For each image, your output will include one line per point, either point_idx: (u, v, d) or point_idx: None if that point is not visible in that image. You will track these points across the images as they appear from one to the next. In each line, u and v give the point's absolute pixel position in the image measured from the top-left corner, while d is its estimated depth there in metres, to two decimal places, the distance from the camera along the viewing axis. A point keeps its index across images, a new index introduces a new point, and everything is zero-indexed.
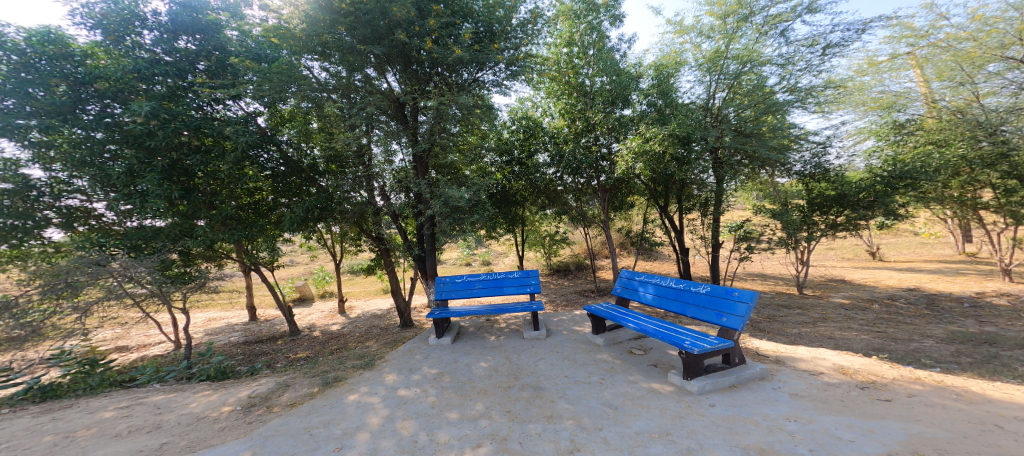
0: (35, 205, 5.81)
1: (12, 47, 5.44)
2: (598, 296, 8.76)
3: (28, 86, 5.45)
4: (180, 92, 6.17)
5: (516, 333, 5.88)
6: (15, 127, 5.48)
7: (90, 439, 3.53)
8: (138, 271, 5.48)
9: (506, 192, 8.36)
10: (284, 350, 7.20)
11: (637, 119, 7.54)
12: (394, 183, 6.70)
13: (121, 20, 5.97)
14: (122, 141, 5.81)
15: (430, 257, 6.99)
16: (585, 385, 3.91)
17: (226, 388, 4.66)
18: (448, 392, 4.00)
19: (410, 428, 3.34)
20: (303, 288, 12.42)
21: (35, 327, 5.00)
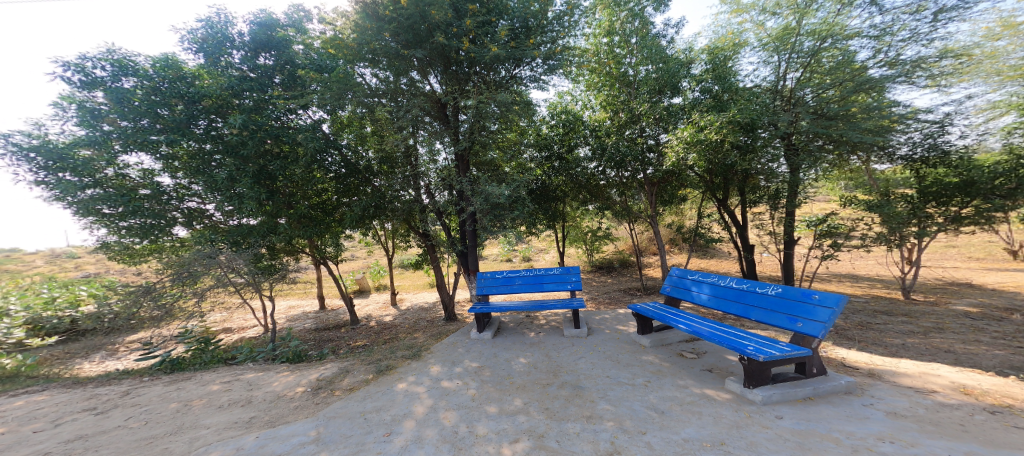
0: (166, 207, 6.85)
1: (143, 73, 6.48)
2: (645, 295, 8.41)
3: (157, 107, 6.38)
4: (265, 105, 6.83)
5: (556, 330, 5.85)
6: (150, 142, 6.46)
7: (198, 408, 4.08)
8: (239, 263, 6.18)
9: (547, 188, 8.38)
10: (347, 338, 7.79)
11: (688, 108, 7.11)
12: (439, 181, 7.05)
13: (216, 42, 6.76)
14: (224, 151, 6.62)
15: (471, 253, 7.16)
16: (628, 387, 3.78)
17: (301, 370, 5.15)
18: (488, 386, 4.09)
19: (451, 419, 3.46)
20: (363, 281, 13.34)
21: (167, 308, 5.87)
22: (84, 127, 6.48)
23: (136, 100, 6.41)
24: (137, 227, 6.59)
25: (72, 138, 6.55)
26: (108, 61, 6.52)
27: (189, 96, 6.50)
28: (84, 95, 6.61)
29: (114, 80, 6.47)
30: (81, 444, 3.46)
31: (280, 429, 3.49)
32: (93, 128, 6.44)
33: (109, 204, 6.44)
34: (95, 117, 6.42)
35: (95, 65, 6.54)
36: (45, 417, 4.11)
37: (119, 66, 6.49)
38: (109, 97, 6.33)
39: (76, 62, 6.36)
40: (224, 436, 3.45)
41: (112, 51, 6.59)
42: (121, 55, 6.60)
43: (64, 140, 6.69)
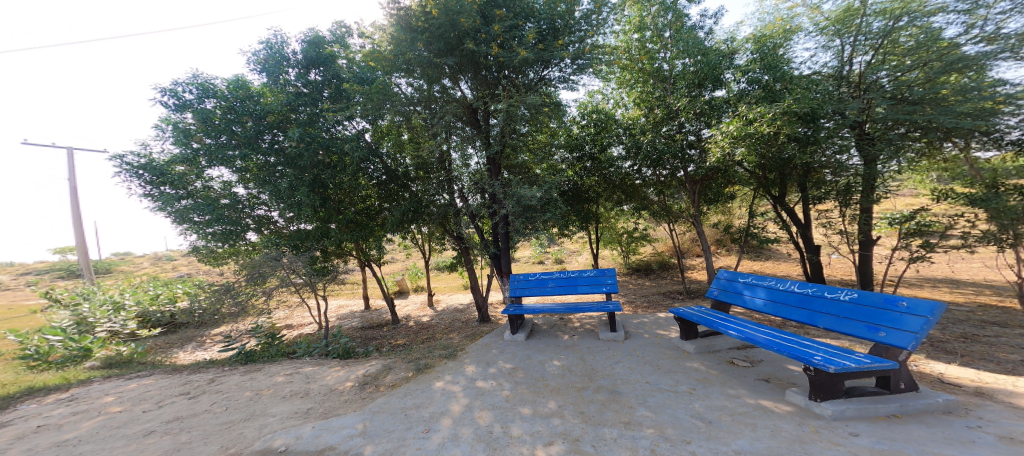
0: (241, 214, 7.49)
1: (220, 94, 7.21)
2: (688, 299, 8.03)
3: (232, 124, 7.12)
4: (316, 117, 7.25)
5: (592, 334, 5.74)
6: (227, 157, 7.19)
7: (266, 397, 4.44)
8: (298, 264, 6.62)
9: (581, 189, 8.28)
10: (389, 336, 8.10)
11: (732, 101, 6.72)
12: (471, 185, 7.12)
13: (275, 62, 7.31)
14: (285, 163, 7.14)
15: (505, 255, 7.21)
16: (670, 394, 3.64)
17: (350, 365, 5.45)
18: (523, 388, 4.10)
19: (486, 419, 3.51)
20: (401, 282, 13.89)
21: (243, 305, 6.35)
22: (179, 145, 7.30)
23: (215, 119, 7.19)
24: (221, 233, 7.27)
25: (170, 156, 7.50)
26: (194, 85, 7.31)
27: (256, 113, 7.17)
28: (179, 117, 7.50)
29: (198, 101, 7.24)
30: (175, 425, 3.91)
31: (332, 420, 3.70)
32: (185, 146, 7.22)
33: (199, 213, 7.18)
34: (186, 136, 7.25)
35: (184, 89, 7.34)
36: (151, 398, 4.71)
37: (201, 89, 7.24)
38: (198, 118, 7.10)
39: (171, 88, 7.17)
40: (288, 423, 3.73)
41: (197, 76, 7.36)
42: (203, 79, 7.36)
43: (165, 157, 7.64)
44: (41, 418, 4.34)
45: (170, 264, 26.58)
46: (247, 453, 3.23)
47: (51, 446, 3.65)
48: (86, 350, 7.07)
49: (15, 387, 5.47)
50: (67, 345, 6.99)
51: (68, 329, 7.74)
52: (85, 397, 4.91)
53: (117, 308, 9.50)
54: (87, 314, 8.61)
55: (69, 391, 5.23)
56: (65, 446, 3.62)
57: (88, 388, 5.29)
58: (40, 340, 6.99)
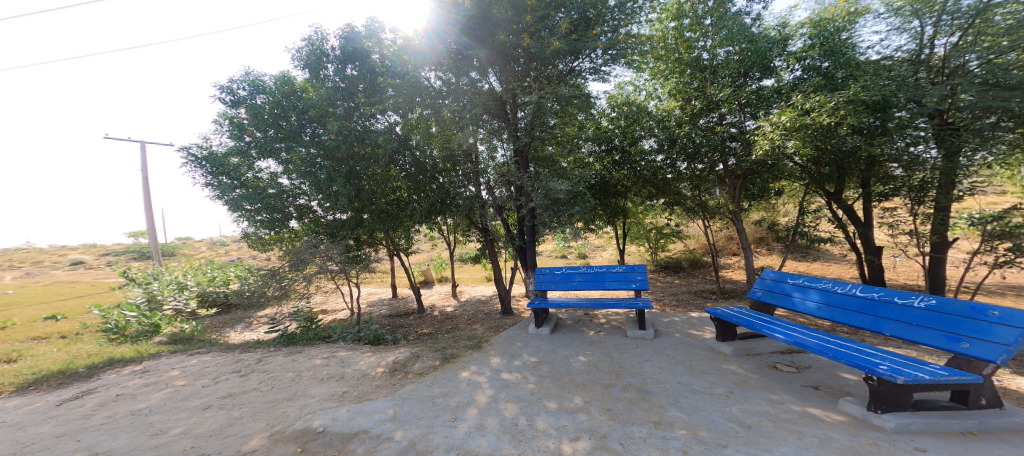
0: (285, 203, 7.86)
1: (269, 90, 7.65)
2: (722, 300, 7.75)
3: (279, 119, 7.55)
4: (353, 111, 7.42)
5: (619, 330, 5.67)
6: (275, 149, 7.64)
7: (306, 379, 4.66)
8: (333, 251, 6.88)
9: (610, 183, 8.17)
10: (415, 325, 8.29)
11: (784, 90, 6.23)
12: (497, 178, 7.11)
13: (316, 58, 7.49)
14: (324, 155, 7.42)
15: (530, 249, 7.24)
16: (704, 396, 3.55)
17: (381, 352, 5.62)
18: (548, 382, 4.10)
19: (511, 411, 3.56)
20: (427, 273, 14.11)
21: (286, 290, 6.65)
22: (237, 139, 7.88)
23: (265, 114, 7.62)
24: (267, 221, 7.81)
25: (227, 148, 8.06)
26: (246, 82, 7.78)
27: (299, 108, 7.52)
28: (234, 112, 8.01)
29: (250, 97, 7.72)
30: (230, 401, 4.19)
31: (365, 404, 3.84)
32: (242, 139, 7.89)
33: (250, 202, 7.66)
34: (241, 130, 7.85)
35: (238, 86, 7.79)
36: (208, 374, 5.07)
37: (251, 84, 7.80)
38: (251, 112, 7.61)
39: (228, 85, 7.64)
40: (325, 405, 3.91)
41: (249, 74, 7.80)
42: (254, 76, 7.84)
43: (224, 149, 8.21)
44: (119, 387, 4.80)
45: (222, 250, 28.42)
46: (290, 432, 3.42)
47: (127, 415, 4.02)
48: (155, 326, 7.70)
49: (97, 358, 6.07)
50: (140, 321, 7.71)
51: (142, 306, 8.52)
52: (155, 370, 5.37)
53: (180, 288, 10.30)
54: (156, 292, 9.42)
55: (142, 363, 5.74)
56: (138, 415, 3.98)
57: (157, 362, 5.77)
58: (118, 315, 7.70)
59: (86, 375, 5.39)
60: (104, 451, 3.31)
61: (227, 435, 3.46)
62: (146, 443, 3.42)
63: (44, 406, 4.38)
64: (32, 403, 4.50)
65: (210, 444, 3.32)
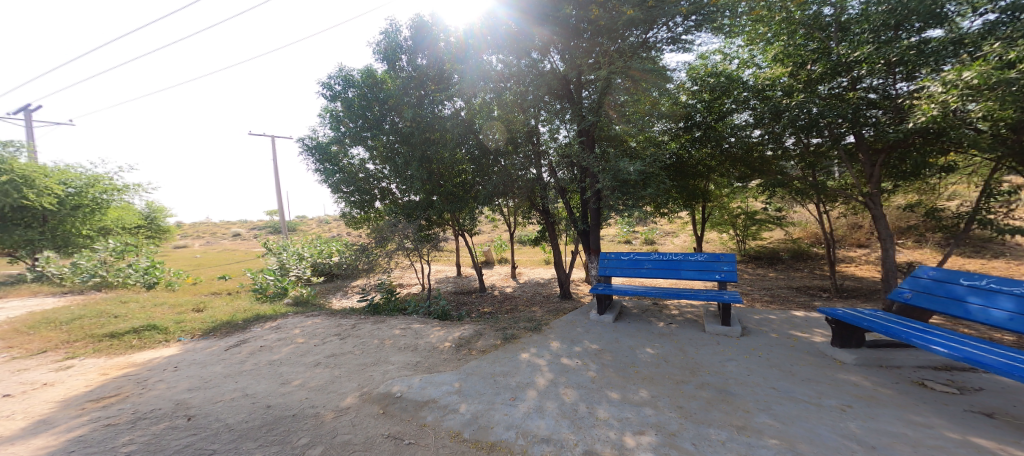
0: (371, 184, 8.58)
1: (357, 84, 8.17)
2: (828, 299, 6.83)
3: (363, 110, 8.09)
4: (424, 98, 7.73)
5: (694, 324, 5.31)
6: (362, 137, 8.27)
7: (388, 346, 5.10)
8: (409, 230, 7.33)
9: (687, 161, 7.65)
10: (477, 303, 8.62)
11: (969, 39, 4.75)
12: (559, 158, 6.88)
13: (392, 50, 7.88)
14: (400, 140, 7.87)
15: (594, 232, 6.99)
16: (808, 406, 3.17)
17: (449, 327, 5.92)
18: (610, 371, 4.00)
19: (571, 396, 3.55)
20: (488, 253, 14.55)
21: (373, 263, 7.19)
22: (334, 129, 8.73)
23: (354, 106, 8.23)
24: (355, 201, 8.79)
25: (329, 137, 8.95)
26: (340, 77, 8.46)
27: (381, 99, 7.92)
28: (333, 105, 8.80)
29: (344, 90, 8.38)
30: (333, 359, 4.77)
31: (435, 376, 4.07)
32: (338, 129, 8.64)
33: (346, 185, 8.57)
34: (337, 121, 8.57)
35: (335, 81, 8.50)
36: (318, 333, 5.83)
37: (343, 78, 8.48)
38: (344, 105, 8.30)
39: (326, 81, 8.36)
40: (402, 372, 4.24)
41: (343, 70, 8.47)
42: (346, 71, 8.49)
43: (327, 139, 9.14)
44: (264, 339, 5.75)
45: (326, 228, 32.39)
46: (375, 394, 3.78)
47: (267, 363, 4.82)
48: (284, 289, 9.04)
49: (251, 313, 7.36)
50: (275, 283, 9.08)
51: (277, 271, 10.16)
52: (287, 326, 6.31)
53: (300, 258, 11.94)
54: (285, 261, 11.14)
55: (277, 320, 6.79)
56: (272, 365, 4.74)
57: (286, 320, 6.75)
58: (263, 277, 9.28)
59: (240, 326, 6.61)
60: (251, 393, 4.00)
61: (330, 391, 3.92)
62: (277, 390, 4.04)
63: (218, 350, 5.49)
64: (211, 346, 5.68)
65: (318, 397, 3.81)
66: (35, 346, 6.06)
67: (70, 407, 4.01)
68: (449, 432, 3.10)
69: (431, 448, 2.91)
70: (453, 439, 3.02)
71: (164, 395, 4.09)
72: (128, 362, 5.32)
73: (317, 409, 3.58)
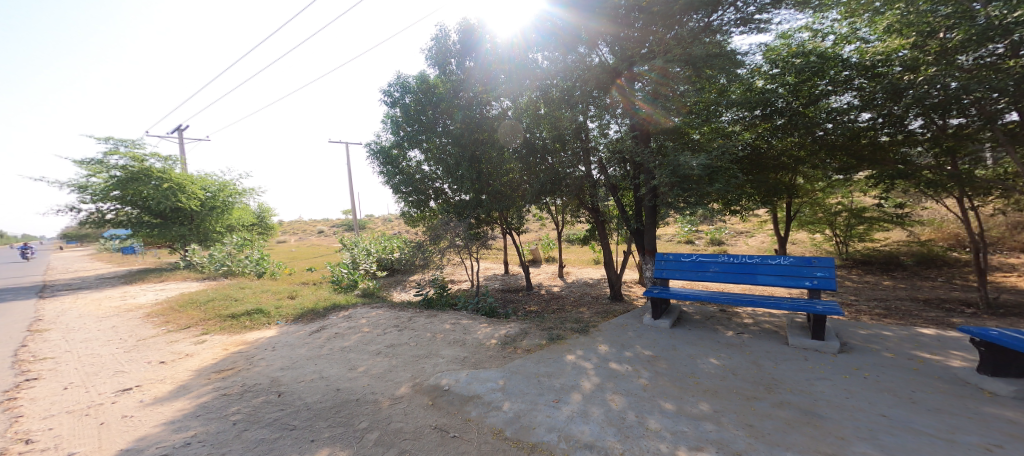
0: (427, 184, 8.96)
1: (413, 90, 8.60)
2: (941, 315, 5.80)
3: (418, 114, 8.54)
4: (472, 100, 7.99)
5: (773, 336, 4.80)
6: (417, 140, 8.70)
7: (438, 340, 5.29)
8: (459, 228, 7.54)
9: (764, 153, 6.92)
10: (523, 302, 8.64)
11: None
12: (609, 155, 6.62)
13: (443, 55, 8.23)
14: (450, 142, 8.14)
15: (649, 231, 6.75)
16: (936, 441, 2.62)
17: (495, 324, 5.98)
18: (665, 380, 3.75)
19: (619, 403, 3.39)
20: (535, 252, 14.59)
21: (426, 261, 7.54)
22: (395, 134, 9.22)
23: (411, 111, 8.65)
24: (411, 201, 9.38)
25: (390, 141, 9.47)
26: (398, 84, 8.97)
27: (435, 103, 8.34)
28: (393, 111, 9.37)
29: (401, 96, 8.85)
30: (392, 349, 5.06)
31: (480, 372, 4.12)
32: (398, 134, 9.15)
33: (405, 186, 9.13)
34: (397, 125, 9.05)
35: (394, 89, 9.04)
36: (380, 324, 6.23)
37: (401, 85, 8.96)
38: (402, 111, 8.75)
39: (386, 89, 8.91)
40: (450, 366, 4.35)
41: (400, 78, 9.00)
42: (403, 78, 8.98)
43: (388, 143, 9.75)
44: (337, 326, 6.31)
45: (392, 226, 34.66)
46: (425, 386, 3.93)
47: (340, 349, 5.25)
48: (354, 281, 9.86)
49: (328, 301, 8.14)
50: (348, 275, 9.97)
51: (350, 265, 11.15)
52: (357, 315, 6.88)
53: (368, 253, 12.95)
54: (356, 256, 12.18)
55: (347, 310, 7.43)
56: (341, 351, 5.17)
57: (355, 310, 7.34)
58: (338, 270, 10.23)
59: (320, 314, 7.31)
60: (324, 376, 4.38)
61: (387, 380, 4.16)
62: (345, 375, 4.38)
63: (304, 334, 6.13)
64: (298, 330, 6.37)
65: (378, 384, 4.06)
66: (176, 322, 7.40)
67: (198, 377, 4.75)
68: (491, 429, 3.12)
69: (473, 443, 2.94)
70: (495, 436, 3.03)
71: (263, 371, 4.68)
72: (244, 339, 6.16)
73: (374, 396, 3.81)
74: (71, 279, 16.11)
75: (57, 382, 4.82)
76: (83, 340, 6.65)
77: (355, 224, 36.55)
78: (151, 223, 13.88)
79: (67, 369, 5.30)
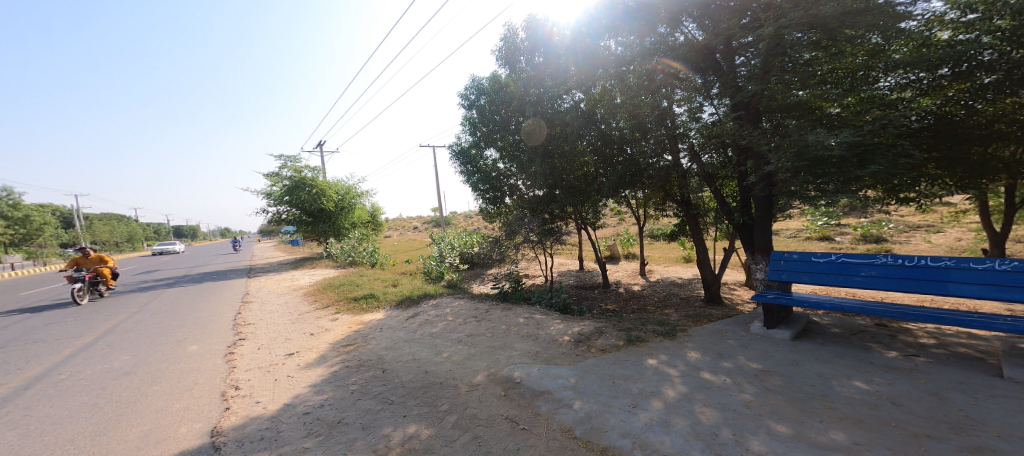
0: (502, 182, 9.43)
1: (487, 91, 9.18)
2: None
3: (493, 114, 8.98)
4: (542, 95, 7.82)
5: (960, 364, 3.68)
6: (492, 139, 9.15)
7: (512, 333, 5.43)
8: (532, 223, 7.58)
9: (963, 123, 4.64)
10: (600, 299, 8.32)
11: None
12: (705, 140, 5.85)
13: (512, 55, 8.39)
14: (523, 139, 8.44)
15: (761, 226, 5.63)
16: None
17: (568, 321, 5.88)
18: (782, 400, 3.19)
19: (710, 417, 3.02)
20: (614, 249, 14.07)
21: (503, 255, 7.81)
22: (472, 135, 9.89)
23: (487, 111, 9.21)
24: (489, 198, 10.05)
25: (468, 142, 10.14)
26: (474, 88, 9.62)
27: (506, 102, 8.59)
28: (470, 113, 10.01)
29: (477, 98, 9.50)
30: (471, 339, 5.38)
31: (551, 368, 4.09)
32: (475, 134, 9.78)
33: (482, 183, 9.69)
34: (474, 126, 9.68)
35: (469, 92, 9.70)
36: (460, 314, 6.69)
37: (476, 88, 9.61)
38: (478, 112, 9.37)
39: (463, 93, 9.59)
40: (523, 360, 4.44)
41: (475, 80, 9.61)
42: (478, 81, 9.57)
43: (467, 144, 10.43)
44: (426, 313, 6.99)
45: (480, 222, 36.75)
46: (498, 376, 4.08)
47: (427, 335, 5.79)
48: (441, 273, 10.79)
49: (418, 291, 9.05)
50: (436, 267, 10.96)
51: (437, 258, 12.19)
52: (442, 304, 7.53)
53: (453, 248, 14.00)
54: (444, 249, 13.29)
55: (434, 299, 8.18)
56: (426, 337, 5.69)
57: (440, 299, 8.03)
58: (427, 262, 11.30)
59: (414, 302, 8.15)
60: (413, 359, 4.87)
61: (465, 367, 4.43)
62: (432, 359, 4.80)
63: (402, 318, 6.95)
64: (397, 315, 7.24)
65: (458, 371, 4.36)
66: (308, 303, 9.10)
67: (332, 349, 5.72)
68: (560, 426, 3.07)
69: (541, 438, 2.93)
70: (564, 434, 2.97)
71: (371, 349, 5.44)
72: (361, 320, 7.22)
73: (453, 381, 4.09)
74: (248, 265, 20.86)
75: (249, 343, 6.41)
76: (253, 312, 8.64)
77: (445, 220, 39.68)
78: (306, 221, 17.16)
79: (246, 334, 6.92)
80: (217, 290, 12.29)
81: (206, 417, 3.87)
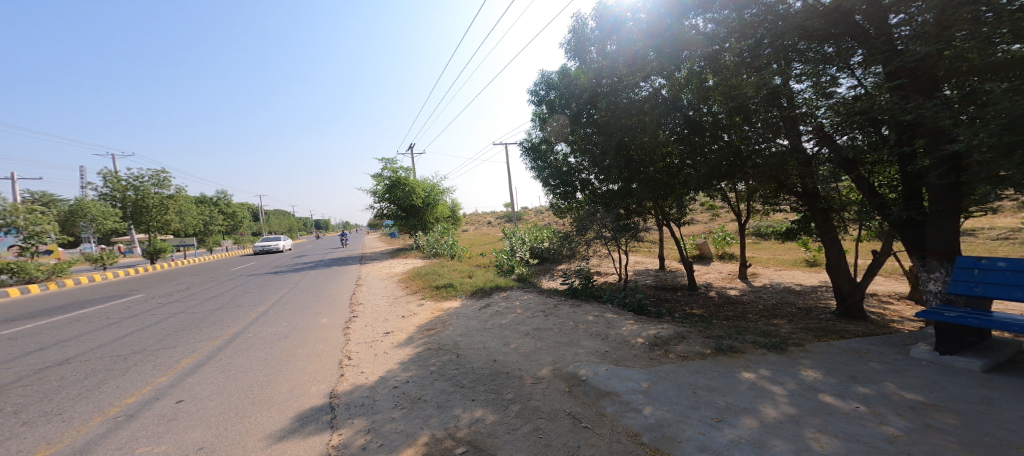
0: (575, 176, 9.31)
1: (556, 85, 9.09)
2: None
3: (562, 107, 8.90)
4: (616, 85, 7.45)
5: None
6: (564, 132, 9.11)
7: (581, 330, 5.35)
8: (605, 218, 7.36)
9: None
10: (684, 302, 7.68)
11: None
12: (844, 120, 4.73)
13: (581, 45, 8.15)
14: (596, 130, 8.19)
15: (938, 224, 4.57)
16: None
17: (642, 322, 5.59)
18: (948, 441, 2.53)
19: (824, 446, 2.58)
20: (701, 247, 12.86)
21: (573, 251, 7.71)
22: (542, 130, 9.96)
23: (556, 104, 9.13)
24: (557, 193, 10.02)
25: (539, 137, 10.23)
26: (543, 82, 9.61)
27: (575, 95, 8.39)
28: (540, 108, 10.07)
29: (547, 93, 9.51)
30: (539, 332, 5.45)
31: (622, 370, 3.94)
32: (545, 129, 9.85)
33: (553, 178, 9.68)
34: (545, 120, 9.71)
35: (539, 87, 9.73)
36: (531, 308, 6.80)
37: (546, 82, 9.59)
38: (548, 107, 9.38)
39: (533, 89, 9.67)
40: (590, 358, 4.36)
41: (544, 74, 9.57)
42: (548, 75, 9.54)
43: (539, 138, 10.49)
44: (498, 305, 7.27)
45: (557, 218, 36.56)
46: (563, 372, 4.08)
47: (498, 325, 6.03)
48: (513, 266, 11.09)
49: (491, 283, 9.45)
50: (507, 260, 11.30)
51: (510, 252, 12.54)
52: (513, 297, 7.77)
53: (524, 242, 14.27)
54: (516, 244, 13.61)
55: (505, 291, 8.47)
56: (499, 327, 5.92)
57: (511, 292, 8.28)
58: (499, 255, 11.69)
59: (487, 293, 8.52)
60: (486, 348, 5.12)
61: (533, 360, 4.52)
62: (502, 349, 4.99)
63: (475, 308, 7.34)
64: (471, 305, 7.68)
65: (525, 362, 4.47)
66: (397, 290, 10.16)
67: (417, 332, 6.32)
68: (626, 430, 2.96)
69: (604, 438, 2.87)
70: (630, 438, 2.86)
71: (450, 335, 5.87)
72: (441, 308, 7.82)
73: (518, 372, 4.22)
74: (355, 254, 23.96)
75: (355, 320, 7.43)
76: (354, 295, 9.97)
77: (518, 215, 40.23)
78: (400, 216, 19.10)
79: (355, 313, 8.02)
80: (329, 274, 14.40)
81: (328, 380, 4.61)
